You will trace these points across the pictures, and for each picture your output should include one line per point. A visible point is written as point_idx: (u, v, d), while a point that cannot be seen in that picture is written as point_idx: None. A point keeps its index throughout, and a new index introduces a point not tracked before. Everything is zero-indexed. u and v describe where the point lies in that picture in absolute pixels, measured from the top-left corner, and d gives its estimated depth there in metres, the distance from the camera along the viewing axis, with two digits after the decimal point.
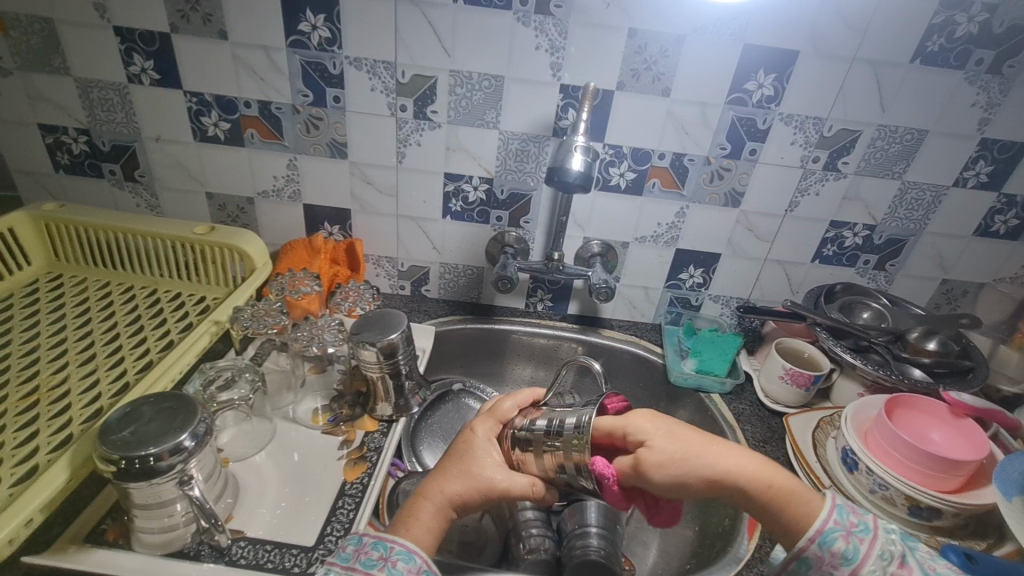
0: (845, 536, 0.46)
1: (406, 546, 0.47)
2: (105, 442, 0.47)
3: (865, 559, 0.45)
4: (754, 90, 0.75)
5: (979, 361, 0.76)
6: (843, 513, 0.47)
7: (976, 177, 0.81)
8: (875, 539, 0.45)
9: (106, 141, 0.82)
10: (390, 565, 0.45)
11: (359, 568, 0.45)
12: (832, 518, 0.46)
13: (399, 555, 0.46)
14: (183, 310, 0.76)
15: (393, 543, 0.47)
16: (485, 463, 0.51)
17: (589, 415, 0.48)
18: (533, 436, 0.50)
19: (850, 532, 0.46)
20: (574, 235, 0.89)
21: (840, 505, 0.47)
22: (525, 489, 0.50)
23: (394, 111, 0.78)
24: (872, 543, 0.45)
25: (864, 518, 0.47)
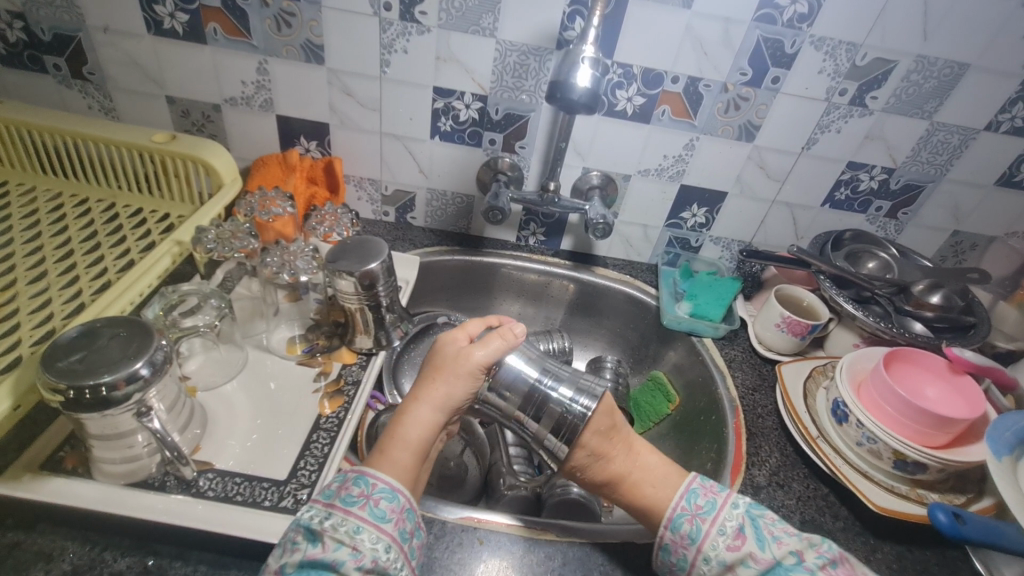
0: (675, 550, 0.50)
1: (388, 484, 0.46)
2: (51, 370, 0.43)
3: (706, 537, 0.49)
4: (787, 6, 0.66)
5: (983, 317, 0.73)
6: (677, 526, 0.50)
7: (1010, 121, 0.74)
8: (703, 545, 0.49)
9: (46, 29, 0.72)
10: (371, 505, 0.44)
11: (339, 506, 0.44)
12: (667, 533, 0.50)
13: (381, 493, 0.45)
14: (144, 227, 0.70)
15: (376, 480, 0.46)
16: (451, 353, 0.53)
17: (587, 403, 0.52)
18: (520, 382, 0.52)
19: (681, 546, 0.49)
20: (572, 165, 0.82)
21: (671, 521, 0.50)
22: (494, 349, 0.53)
23: (377, 9, 0.68)
24: (699, 551, 0.49)
25: (698, 526, 0.49)
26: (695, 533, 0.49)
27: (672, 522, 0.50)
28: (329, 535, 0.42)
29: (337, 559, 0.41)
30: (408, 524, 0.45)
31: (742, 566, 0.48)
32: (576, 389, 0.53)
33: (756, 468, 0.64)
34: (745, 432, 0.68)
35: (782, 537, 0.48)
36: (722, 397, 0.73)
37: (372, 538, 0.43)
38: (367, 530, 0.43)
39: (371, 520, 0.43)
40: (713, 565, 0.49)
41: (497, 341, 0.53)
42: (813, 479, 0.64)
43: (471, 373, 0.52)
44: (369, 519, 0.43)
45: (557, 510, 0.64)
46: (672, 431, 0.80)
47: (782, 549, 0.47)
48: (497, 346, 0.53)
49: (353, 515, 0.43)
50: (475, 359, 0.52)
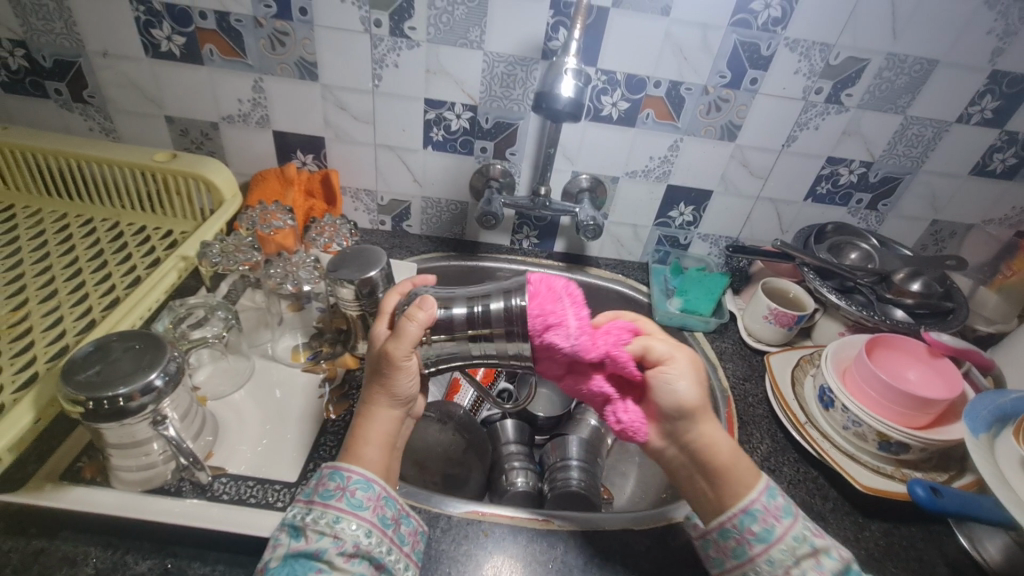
0: (765, 518, 0.46)
1: (363, 475, 0.46)
2: (70, 383, 0.45)
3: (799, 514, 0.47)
4: (760, 11, 0.69)
5: (961, 302, 0.77)
6: (773, 495, 0.47)
7: (980, 113, 0.77)
8: (794, 522, 0.46)
9: (47, 55, 0.74)
10: (348, 496, 0.45)
11: (319, 501, 0.45)
12: (760, 499, 0.47)
13: (357, 484, 0.46)
14: (148, 244, 0.73)
15: (351, 473, 0.46)
16: (378, 349, 0.49)
17: (518, 300, 0.45)
18: (454, 322, 0.47)
19: (772, 516, 0.46)
20: (563, 169, 0.85)
21: (768, 488, 0.48)
22: (409, 338, 0.46)
23: (367, 26, 0.71)
24: (790, 527, 0.46)
25: (790, 501, 0.48)
26: (790, 508, 0.47)
27: (766, 491, 0.47)
28: (312, 528, 0.43)
29: (320, 549, 0.43)
30: (388, 511, 0.47)
31: (827, 555, 0.45)
32: (506, 295, 0.46)
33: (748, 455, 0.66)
34: (736, 421, 0.70)
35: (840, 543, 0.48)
36: (714, 388, 0.76)
37: (352, 526, 0.44)
38: (347, 519, 0.44)
39: (349, 510, 0.45)
40: (802, 545, 0.45)
41: (413, 325, 0.46)
42: (803, 463, 0.66)
43: (397, 368, 0.48)
44: (348, 509, 0.45)
45: (559, 501, 0.66)
46: None
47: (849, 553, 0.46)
48: (413, 334, 0.46)
49: (333, 507, 0.44)
50: (395, 360, 0.47)
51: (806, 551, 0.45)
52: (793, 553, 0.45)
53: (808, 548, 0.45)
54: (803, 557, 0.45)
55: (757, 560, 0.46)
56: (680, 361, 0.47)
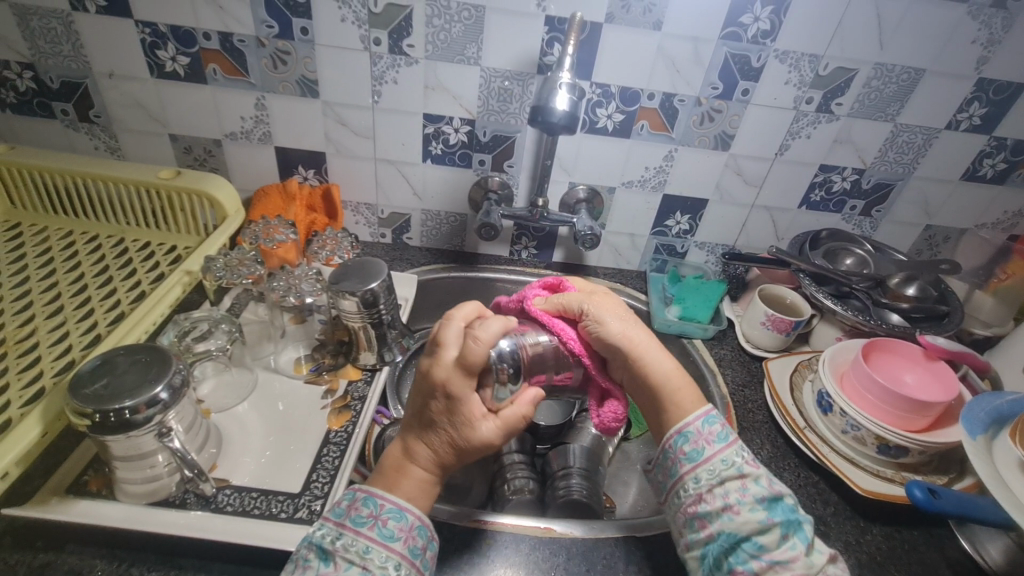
0: (696, 440, 0.49)
1: (396, 504, 0.46)
2: (77, 396, 0.46)
3: (733, 442, 0.49)
4: (750, 24, 0.71)
5: (956, 306, 0.77)
6: (711, 422, 0.50)
7: (969, 119, 0.79)
8: (726, 448, 0.49)
9: (54, 77, 0.76)
10: (380, 525, 0.45)
11: (350, 526, 0.45)
12: (695, 423, 0.50)
13: (390, 513, 0.45)
14: (153, 260, 0.74)
15: (383, 500, 0.46)
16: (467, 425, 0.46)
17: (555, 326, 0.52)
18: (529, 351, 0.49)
19: (704, 439, 0.49)
20: (560, 180, 0.86)
21: (705, 416, 0.51)
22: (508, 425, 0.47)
23: (367, 44, 0.73)
24: (721, 450, 0.48)
25: (729, 432, 0.50)
26: (724, 435, 0.50)
27: (704, 417, 0.51)
28: (341, 555, 0.43)
29: None
30: (419, 541, 0.46)
31: (755, 482, 0.47)
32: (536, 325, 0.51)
33: None
34: (736, 426, 0.71)
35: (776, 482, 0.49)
36: (714, 395, 0.76)
37: (381, 557, 0.43)
38: (376, 549, 0.43)
39: (379, 540, 0.44)
40: (728, 468, 0.47)
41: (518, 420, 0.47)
42: (804, 468, 0.66)
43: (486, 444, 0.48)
44: (378, 539, 0.44)
45: (562, 509, 0.66)
46: None
47: (783, 486, 0.47)
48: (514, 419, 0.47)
49: (363, 535, 0.44)
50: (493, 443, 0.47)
51: (732, 474, 0.47)
52: (717, 474, 0.47)
53: (734, 472, 0.47)
54: (728, 480, 0.47)
55: (686, 477, 0.49)
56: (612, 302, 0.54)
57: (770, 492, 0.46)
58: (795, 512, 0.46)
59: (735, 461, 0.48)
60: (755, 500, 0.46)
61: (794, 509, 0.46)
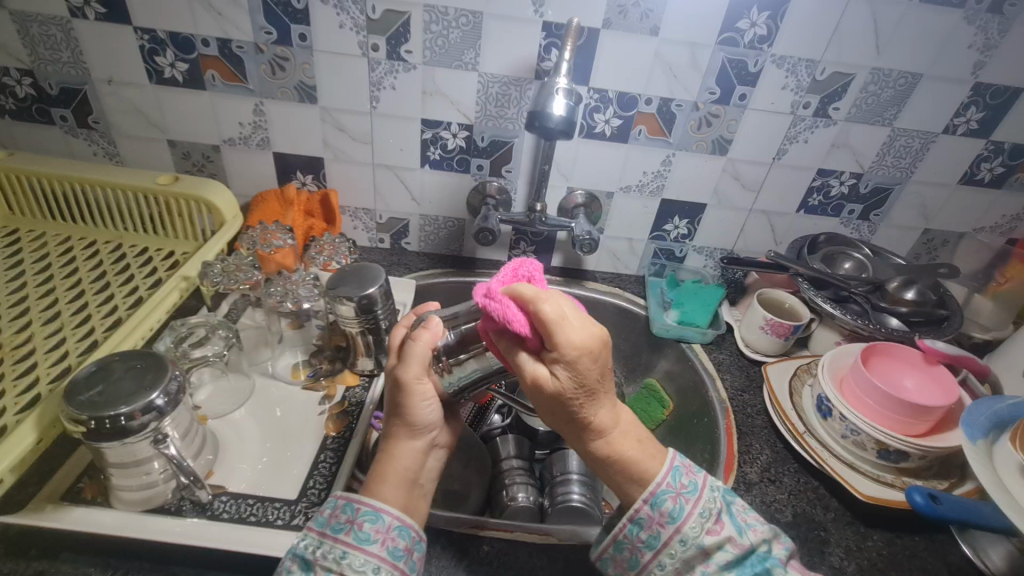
0: (649, 526, 0.47)
1: (371, 506, 0.45)
2: (73, 403, 0.46)
3: (687, 518, 0.46)
4: (747, 29, 0.71)
5: (955, 310, 0.77)
6: (659, 502, 0.46)
7: (966, 124, 0.79)
8: (682, 525, 0.46)
9: (53, 83, 0.76)
10: (356, 529, 0.44)
11: (329, 534, 0.44)
12: (644, 507, 0.47)
13: (365, 516, 0.44)
14: (151, 265, 0.74)
15: (360, 504, 0.45)
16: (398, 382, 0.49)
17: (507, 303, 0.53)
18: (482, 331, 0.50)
19: (656, 523, 0.47)
20: (558, 185, 0.86)
21: (654, 496, 0.47)
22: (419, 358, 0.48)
23: (365, 50, 0.73)
24: (677, 530, 0.46)
25: (682, 504, 0.46)
26: (677, 512, 0.46)
27: (652, 497, 0.47)
28: (320, 564, 0.43)
29: None
30: (401, 542, 0.45)
31: (719, 551, 0.45)
32: None
33: (748, 466, 0.66)
34: (735, 431, 0.71)
35: (756, 525, 0.47)
36: (713, 399, 0.76)
37: (359, 561, 0.43)
38: (352, 554, 0.43)
39: (356, 544, 0.43)
40: (689, 548, 0.46)
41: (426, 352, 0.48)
42: (803, 473, 0.66)
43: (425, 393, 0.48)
44: (355, 543, 0.43)
45: (561, 516, 0.66)
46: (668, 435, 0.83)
47: (758, 534, 0.46)
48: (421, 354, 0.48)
49: (339, 542, 0.44)
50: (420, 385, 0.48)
51: (694, 552, 0.46)
52: (679, 557, 0.46)
53: (696, 550, 0.46)
54: (693, 558, 0.46)
55: (650, 565, 0.47)
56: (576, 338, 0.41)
57: (738, 552, 0.45)
58: (766, 561, 0.45)
59: (693, 541, 0.46)
60: (722, 572, 0.45)
61: (764, 558, 0.45)
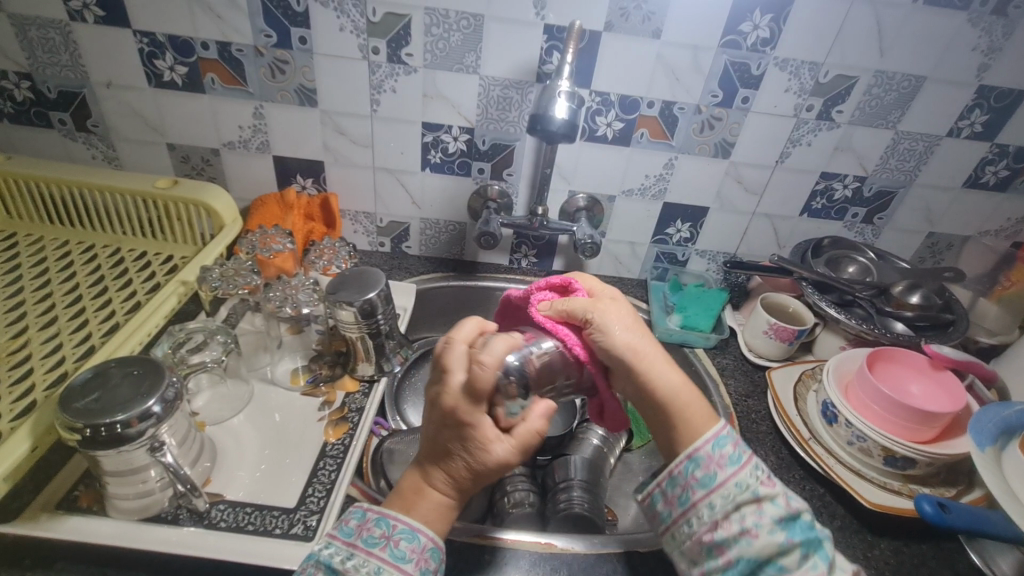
0: (707, 465, 0.46)
1: (409, 524, 0.45)
2: (68, 410, 0.45)
3: (746, 465, 0.46)
4: (749, 32, 0.71)
5: (961, 315, 0.76)
6: (720, 445, 0.46)
7: (970, 126, 0.78)
8: (740, 470, 0.45)
9: (52, 86, 0.75)
10: (392, 546, 0.43)
11: (361, 546, 0.43)
12: (704, 447, 0.47)
13: (402, 533, 0.44)
14: (149, 270, 0.73)
15: (396, 521, 0.45)
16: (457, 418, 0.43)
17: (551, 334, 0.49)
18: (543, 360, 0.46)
19: (715, 463, 0.46)
20: (559, 189, 0.86)
21: (715, 438, 0.47)
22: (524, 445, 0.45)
23: (365, 53, 0.73)
24: (734, 474, 0.45)
25: (741, 453, 0.46)
26: (736, 458, 0.46)
27: (712, 440, 0.47)
28: None
29: None
30: (431, 564, 0.44)
31: (771, 503, 0.44)
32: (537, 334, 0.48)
33: None
34: (740, 437, 0.70)
35: (798, 500, 0.47)
36: (717, 405, 0.75)
37: None
38: (388, 571, 0.42)
39: (392, 561, 0.43)
40: (743, 492, 0.44)
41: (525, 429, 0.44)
42: (809, 480, 0.65)
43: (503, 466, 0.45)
44: (390, 560, 0.43)
45: (563, 523, 0.65)
46: None
47: (804, 504, 0.45)
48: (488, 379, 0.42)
49: (374, 556, 0.43)
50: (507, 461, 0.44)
51: (746, 498, 0.44)
52: (732, 499, 0.44)
53: (751, 495, 0.44)
54: (744, 504, 0.44)
55: (699, 505, 0.45)
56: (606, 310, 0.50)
57: (788, 511, 0.44)
58: (814, 530, 0.44)
59: (749, 487, 0.45)
60: (772, 523, 0.43)
61: (812, 526, 0.44)
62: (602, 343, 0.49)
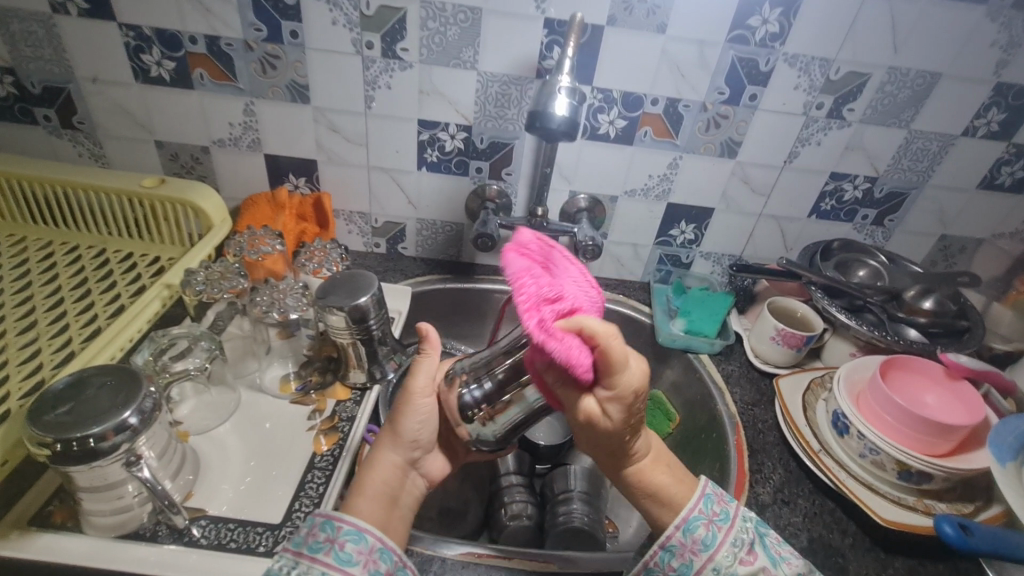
0: (682, 553, 0.46)
1: (354, 525, 0.42)
2: (37, 424, 0.43)
3: (720, 546, 0.45)
4: (758, 26, 0.68)
5: (976, 321, 0.74)
6: (692, 529, 0.46)
7: (987, 125, 0.75)
8: (716, 553, 0.45)
9: (36, 82, 0.73)
10: (337, 549, 0.41)
11: (306, 554, 0.40)
12: (677, 533, 0.46)
13: (348, 535, 0.41)
14: (135, 272, 0.71)
15: (342, 523, 0.42)
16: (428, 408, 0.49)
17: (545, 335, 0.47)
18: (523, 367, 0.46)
19: (689, 550, 0.45)
20: (560, 189, 0.83)
21: (687, 522, 0.46)
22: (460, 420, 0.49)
23: (359, 48, 0.70)
24: (710, 558, 0.45)
25: (715, 531, 0.46)
26: (710, 540, 0.45)
27: (686, 523, 0.46)
28: None
29: None
30: (381, 565, 0.42)
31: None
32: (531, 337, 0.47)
33: (760, 486, 0.63)
34: (746, 448, 0.67)
35: (790, 558, 0.46)
36: (722, 413, 0.73)
37: None
38: None
39: (337, 566, 0.40)
40: None
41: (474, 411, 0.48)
42: (818, 494, 0.63)
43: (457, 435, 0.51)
44: (335, 564, 0.40)
45: (563, 538, 0.62)
46: (674, 450, 0.79)
47: (792, 567, 0.45)
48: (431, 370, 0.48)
49: (319, 563, 0.40)
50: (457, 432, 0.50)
51: None
52: None
53: None
54: None
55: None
56: (610, 398, 0.42)
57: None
58: None
59: (727, 569, 0.45)
60: None
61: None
62: (587, 425, 0.44)
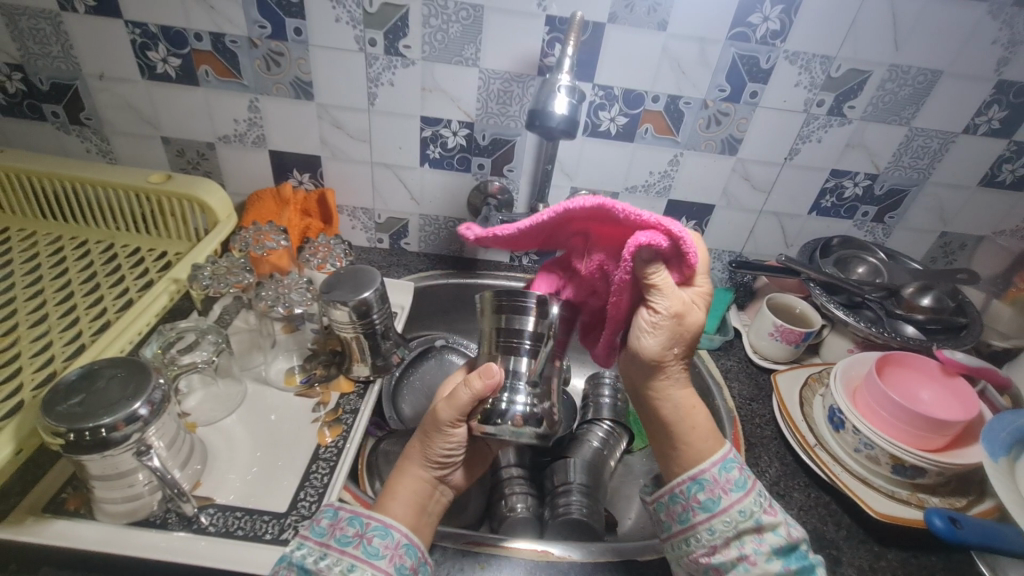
0: (711, 488, 0.48)
1: (381, 522, 0.45)
2: (51, 414, 0.44)
3: (750, 490, 0.48)
4: (759, 24, 0.68)
5: (975, 317, 0.74)
6: (727, 469, 0.49)
7: (987, 123, 0.76)
8: (744, 497, 0.48)
9: (43, 79, 0.74)
10: (365, 543, 0.43)
11: (335, 545, 0.43)
12: (710, 470, 0.49)
13: (375, 531, 0.44)
14: (142, 266, 0.72)
15: (369, 519, 0.45)
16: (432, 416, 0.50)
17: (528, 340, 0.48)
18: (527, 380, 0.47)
19: (720, 488, 0.48)
20: (561, 185, 0.84)
21: (722, 462, 0.49)
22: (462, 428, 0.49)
23: (362, 45, 0.71)
24: (738, 500, 0.48)
25: (745, 478, 0.49)
26: (741, 483, 0.49)
27: (720, 463, 0.49)
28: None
29: None
30: (407, 560, 0.44)
31: (772, 531, 0.47)
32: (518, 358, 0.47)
33: (757, 480, 0.64)
34: (744, 443, 0.68)
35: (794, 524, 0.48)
36: (720, 408, 0.74)
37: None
38: (361, 568, 0.42)
39: (365, 559, 0.43)
40: (746, 520, 0.47)
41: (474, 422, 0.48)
42: (813, 488, 0.64)
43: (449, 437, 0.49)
44: (364, 557, 0.43)
45: (561, 529, 0.63)
46: None
47: (801, 532, 0.48)
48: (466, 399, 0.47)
49: (348, 555, 0.43)
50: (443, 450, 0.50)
51: (749, 525, 0.47)
52: (734, 525, 0.47)
53: (751, 523, 0.47)
54: (745, 530, 0.47)
55: (699, 527, 0.48)
56: (680, 307, 0.46)
57: (787, 541, 0.47)
58: (807, 560, 0.47)
59: (754, 512, 0.47)
60: (772, 550, 0.46)
61: (807, 555, 0.47)
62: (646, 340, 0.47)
